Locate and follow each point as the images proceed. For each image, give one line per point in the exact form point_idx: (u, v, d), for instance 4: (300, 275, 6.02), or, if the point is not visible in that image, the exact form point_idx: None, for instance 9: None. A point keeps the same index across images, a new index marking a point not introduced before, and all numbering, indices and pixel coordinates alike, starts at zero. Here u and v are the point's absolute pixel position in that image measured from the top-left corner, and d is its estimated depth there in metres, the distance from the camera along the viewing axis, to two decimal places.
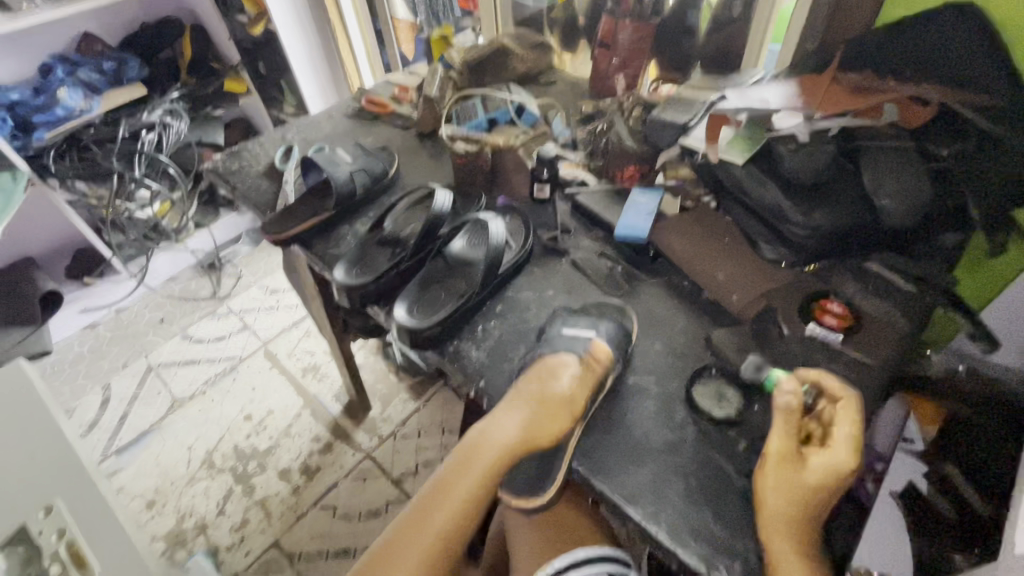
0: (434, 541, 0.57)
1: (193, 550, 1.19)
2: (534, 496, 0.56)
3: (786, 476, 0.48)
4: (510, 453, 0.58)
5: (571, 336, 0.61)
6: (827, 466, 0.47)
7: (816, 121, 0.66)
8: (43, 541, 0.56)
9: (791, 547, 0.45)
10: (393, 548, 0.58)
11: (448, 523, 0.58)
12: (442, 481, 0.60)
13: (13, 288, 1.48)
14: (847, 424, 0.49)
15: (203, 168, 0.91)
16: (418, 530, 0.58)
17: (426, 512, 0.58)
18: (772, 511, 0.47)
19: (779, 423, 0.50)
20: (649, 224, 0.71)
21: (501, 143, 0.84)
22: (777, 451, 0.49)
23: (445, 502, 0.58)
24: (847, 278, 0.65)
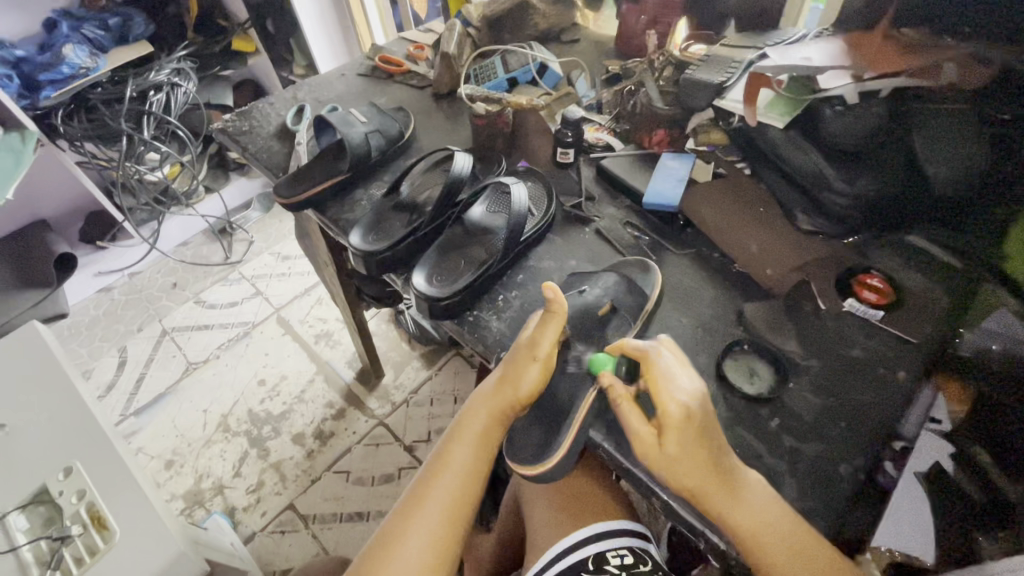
0: (437, 526, 0.50)
1: (211, 510, 1.21)
2: (540, 459, 0.51)
3: (662, 460, 0.44)
4: (500, 413, 0.53)
5: (583, 308, 0.59)
6: (675, 426, 0.44)
7: (865, 84, 0.59)
8: (64, 501, 0.59)
9: (725, 500, 0.43)
10: (389, 546, 0.50)
11: (448, 503, 0.51)
12: (435, 459, 0.54)
13: (28, 251, 1.47)
14: (662, 381, 0.47)
15: (212, 128, 0.88)
16: (415, 516, 0.51)
17: (422, 494, 0.52)
18: (685, 488, 0.44)
19: (624, 409, 0.47)
20: (679, 190, 0.68)
21: (524, 101, 0.77)
22: (637, 442, 0.45)
23: (442, 480, 0.52)
24: (892, 252, 0.61)
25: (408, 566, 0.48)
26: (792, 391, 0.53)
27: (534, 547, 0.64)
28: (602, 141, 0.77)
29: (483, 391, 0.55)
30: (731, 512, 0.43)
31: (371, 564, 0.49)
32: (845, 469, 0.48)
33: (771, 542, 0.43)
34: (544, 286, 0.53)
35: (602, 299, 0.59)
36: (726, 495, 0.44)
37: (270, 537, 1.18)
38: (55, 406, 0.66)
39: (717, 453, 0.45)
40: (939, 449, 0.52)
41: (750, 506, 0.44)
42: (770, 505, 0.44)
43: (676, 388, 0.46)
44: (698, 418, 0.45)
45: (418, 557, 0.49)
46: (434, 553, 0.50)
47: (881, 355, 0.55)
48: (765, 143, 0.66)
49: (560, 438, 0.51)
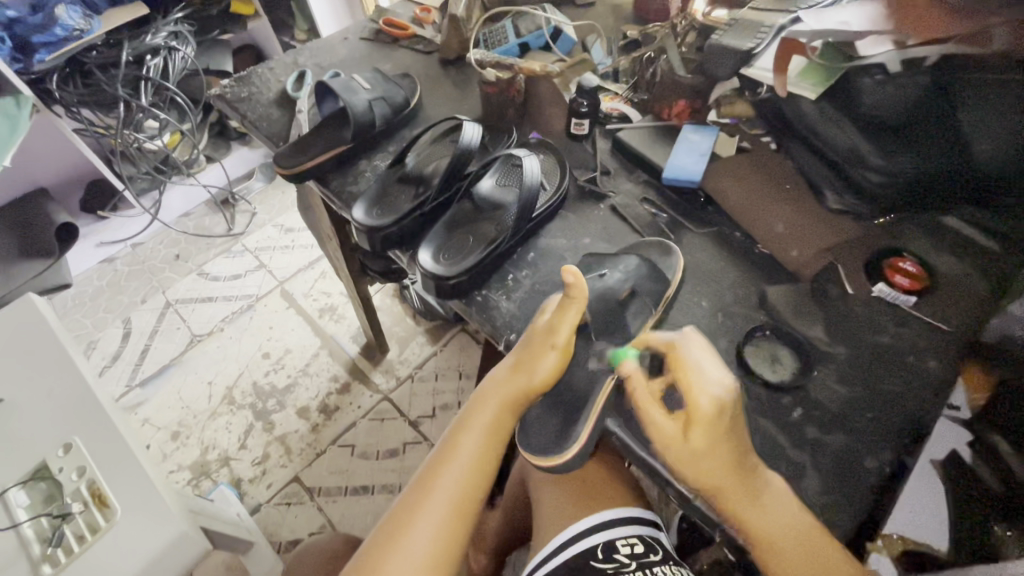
0: (447, 514, 0.49)
1: (217, 481, 1.22)
2: (556, 449, 0.50)
3: (684, 452, 0.43)
4: (513, 401, 0.52)
5: (603, 292, 0.56)
6: (703, 421, 0.43)
7: (907, 51, 0.55)
8: (64, 478, 0.58)
9: (742, 502, 0.42)
10: (396, 533, 0.48)
11: (458, 491, 0.50)
12: (446, 445, 0.53)
13: (27, 219, 1.45)
14: (691, 373, 0.45)
15: (210, 94, 0.84)
16: (424, 504, 0.49)
17: (431, 482, 0.51)
18: (704, 485, 0.43)
19: (645, 403, 0.46)
20: (701, 166, 0.64)
21: (537, 68, 0.71)
22: (659, 437, 0.44)
23: (452, 467, 0.51)
24: (921, 233, 0.59)
25: (417, 554, 0.47)
26: (816, 380, 0.51)
27: (541, 532, 0.62)
28: (618, 112, 0.73)
29: (496, 378, 0.54)
30: (750, 514, 0.42)
31: (377, 552, 0.48)
32: (871, 462, 0.46)
33: (789, 550, 0.41)
34: (564, 270, 0.50)
35: (622, 285, 0.57)
36: (745, 497, 0.42)
37: (275, 509, 1.19)
38: (53, 381, 0.64)
39: (742, 450, 0.43)
40: (954, 435, 0.47)
41: (771, 511, 0.42)
42: (793, 511, 0.42)
43: (705, 381, 0.45)
44: (727, 414, 0.43)
45: (427, 546, 0.48)
46: (443, 543, 0.48)
47: (911, 343, 0.52)
48: (795, 116, 0.62)
49: (577, 428, 0.50)
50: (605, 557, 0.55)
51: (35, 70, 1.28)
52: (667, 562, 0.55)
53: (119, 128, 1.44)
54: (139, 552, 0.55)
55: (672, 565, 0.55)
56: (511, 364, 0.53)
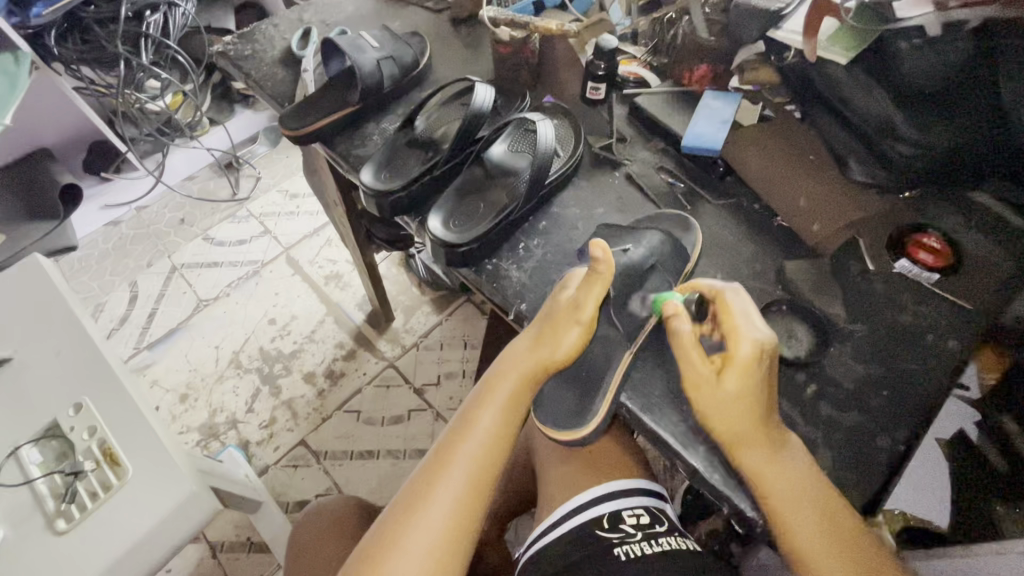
0: (464, 487, 0.49)
1: (226, 443, 1.24)
2: (575, 425, 0.51)
3: (714, 394, 0.44)
4: (532, 375, 0.52)
5: (626, 270, 0.54)
6: (742, 365, 0.43)
7: (950, 13, 0.53)
8: (75, 437, 0.59)
9: (763, 457, 0.43)
10: (414, 506, 0.49)
11: (476, 465, 0.50)
12: (463, 420, 0.52)
13: (30, 180, 1.43)
14: (737, 314, 0.45)
15: (213, 52, 0.81)
16: (441, 478, 0.50)
17: (447, 456, 0.51)
18: (728, 433, 0.44)
19: (685, 343, 0.46)
20: (721, 134, 0.62)
21: (554, 26, 0.67)
22: (691, 373, 0.45)
23: (470, 442, 0.51)
24: (953, 208, 0.56)
25: (434, 527, 0.48)
26: (833, 356, 0.50)
27: (547, 498, 0.63)
28: (636, 76, 0.70)
29: (515, 351, 0.53)
30: (768, 471, 0.43)
31: (395, 524, 0.48)
32: (884, 441, 0.46)
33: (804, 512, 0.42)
34: (593, 243, 0.49)
35: (646, 261, 0.55)
36: (767, 452, 0.43)
37: (283, 471, 1.21)
38: (61, 342, 0.64)
39: (769, 403, 0.44)
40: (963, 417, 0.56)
41: (788, 473, 0.43)
42: (806, 478, 0.43)
43: (751, 328, 0.45)
44: (765, 363, 0.44)
45: (444, 518, 0.48)
46: (461, 516, 0.49)
47: (931, 323, 0.51)
48: (824, 83, 0.59)
49: (597, 405, 0.50)
50: (609, 526, 0.56)
51: (31, 25, 1.23)
52: (671, 532, 0.56)
53: (120, 87, 1.39)
54: (151, 511, 0.56)
55: (677, 536, 0.55)
56: (532, 339, 0.52)
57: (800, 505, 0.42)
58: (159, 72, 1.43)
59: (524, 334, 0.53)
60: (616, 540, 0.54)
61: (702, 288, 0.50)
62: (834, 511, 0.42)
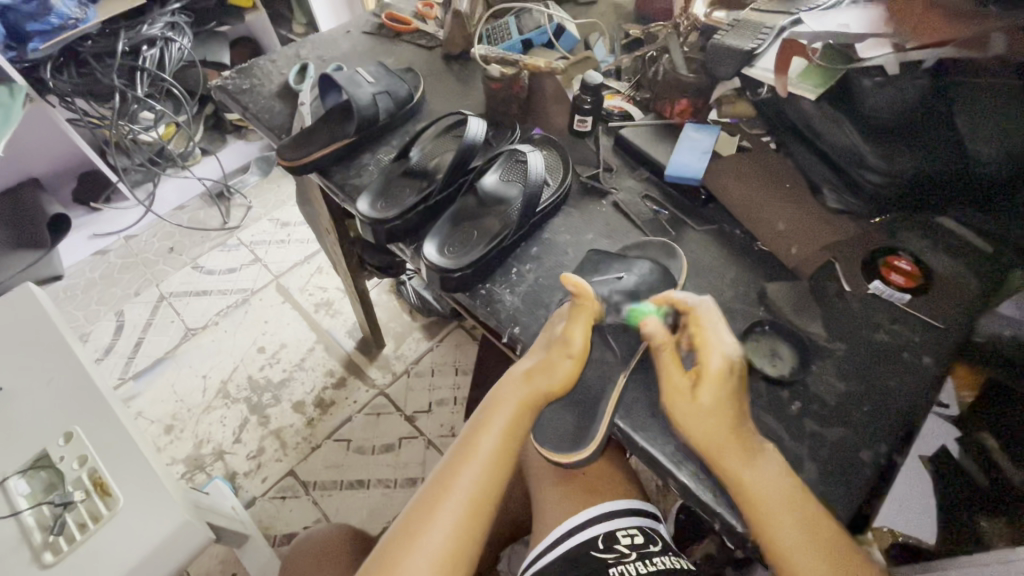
0: (463, 511, 0.50)
1: (212, 475, 1.22)
2: (573, 447, 0.52)
3: (691, 404, 0.46)
4: (531, 402, 0.53)
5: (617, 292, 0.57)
6: (714, 379, 0.46)
7: (907, 54, 0.56)
8: (65, 466, 0.58)
9: (738, 459, 0.44)
10: (415, 529, 0.49)
11: (475, 489, 0.51)
12: (463, 446, 0.53)
13: (18, 211, 1.43)
14: (710, 331, 0.50)
15: (211, 87, 0.84)
16: (441, 500, 0.50)
17: (448, 480, 0.51)
18: (700, 440, 0.45)
19: (665, 356, 0.49)
20: (703, 163, 0.65)
21: (541, 64, 0.72)
22: (670, 385, 0.48)
23: (469, 466, 0.51)
24: (918, 233, 0.59)
25: (433, 549, 0.48)
26: (814, 373, 0.52)
27: (541, 523, 0.63)
28: (621, 110, 0.74)
29: (514, 378, 0.55)
30: (743, 471, 0.44)
31: (395, 549, 0.49)
32: (866, 455, 0.48)
33: (779, 509, 0.43)
34: (566, 279, 0.53)
35: (637, 286, 0.57)
36: (742, 457, 0.44)
37: (271, 502, 1.19)
38: (53, 370, 0.64)
39: (736, 413, 0.46)
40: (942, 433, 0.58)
41: (761, 471, 0.44)
42: (781, 476, 0.44)
43: (721, 344, 0.49)
44: (736, 375, 0.48)
45: (443, 540, 0.48)
46: (459, 538, 0.49)
47: (906, 340, 0.54)
48: (797, 116, 0.63)
49: (595, 428, 0.51)
50: (604, 547, 0.56)
51: (28, 59, 1.25)
52: (665, 552, 0.56)
53: (114, 119, 1.41)
54: (142, 540, 0.55)
55: (671, 555, 0.56)
56: (530, 367, 0.54)
57: (776, 501, 0.43)
58: (154, 104, 1.46)
59: (521, 361, 0.55)
60: (611, 561, 0.55)
61: (676, 300, 0.53)
62: (809, 512, 0.43)
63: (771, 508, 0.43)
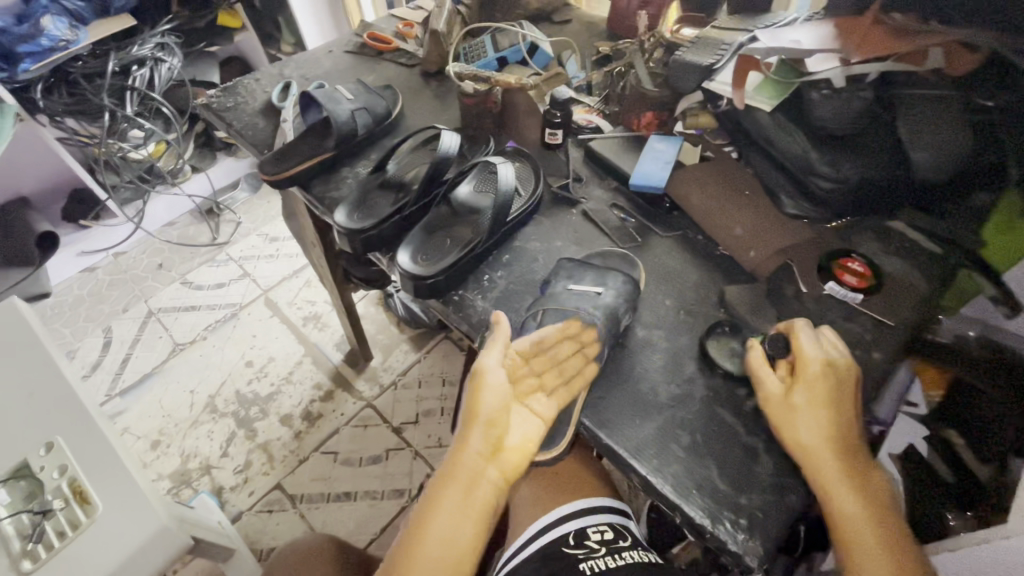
0: (445, 540, 0.48)
1: (198, 489, 1.22)
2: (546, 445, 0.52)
3: (788, 410, 0.48)
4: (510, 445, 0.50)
5: (606, 311, 0.56)
6: (809, 381, 0.48)
7: (852, 68, 0.59)
8: (46, 476, 0.59)
9: (840, 477, 0.45)
10: (400, 574, 0.47)
11: (455, 519, 0.48)
12: (439, 483, 0.50)
13: (7, 229, 1.44)
14: (806, 342, 0.51)
15: (196, 105, 0.86)
16: (421, 535, 0.48)
17: (423, 539, 0.48)
18: (808, 447, 0.46)
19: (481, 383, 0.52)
20: (666, 172, 0.68)
21: (512, 80, 0.75)
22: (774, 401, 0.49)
23: (446, 500, 0.49)
24: (873, 237, 0.63)
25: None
26: None
27: (516, 524, 0.65)
28: (591, 123, 0.78)
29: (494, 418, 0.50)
30: (838, 484, 0.45)
31: None
32: None
33: (865, 529, 0.44)
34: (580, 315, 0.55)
35: (619, 303, 0.57)
36: (841, 472, 0.45)
37: (257, 516, 1.19)
38: (35, 382, 0.65)
39: (850, 433, 0.47)
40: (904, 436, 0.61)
41: (855, 493, 0.45)
42: (874, 499, 0.45)
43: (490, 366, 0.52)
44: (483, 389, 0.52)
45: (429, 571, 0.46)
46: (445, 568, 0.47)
47: (859, 338, 0.56)
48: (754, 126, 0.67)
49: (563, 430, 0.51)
50: (575, 543, 0.58)
51: (18, 79, 1.28)
52: (635, 547, 0.58)
53: (103, 137, 1.43)
54: (122, 547, 0.56)
55: (640, 550, 0.58)
56: (490, 385, 0.51)
57: (862, 520, 0.44)
58: (143, 122, 1.48)
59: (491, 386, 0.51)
60: (582, 556, 0.56)
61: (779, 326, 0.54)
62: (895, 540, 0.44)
63: (853, 527, 0.44)
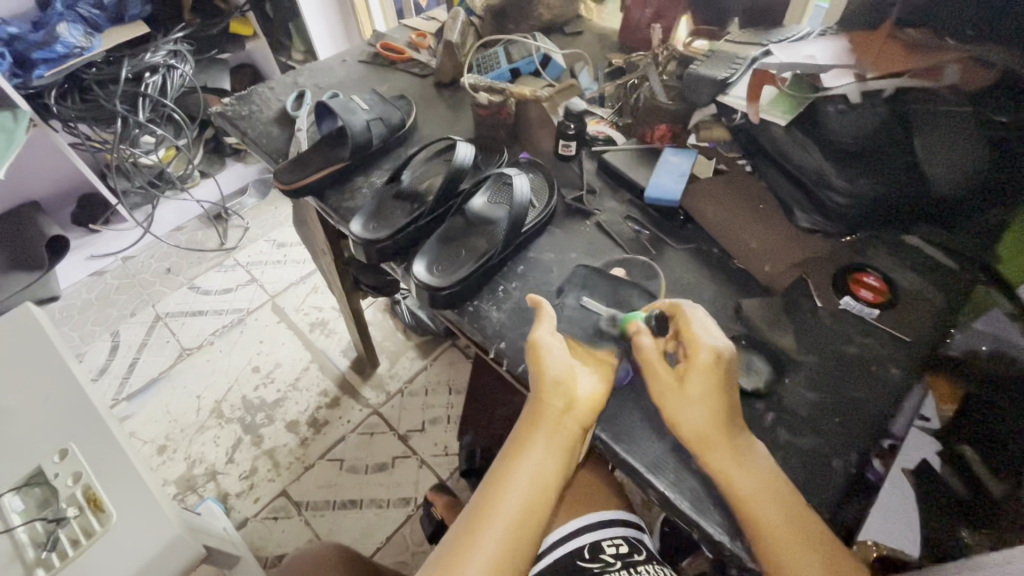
0: (533, 488, 0.48)
1: (204, 495, 1.21)
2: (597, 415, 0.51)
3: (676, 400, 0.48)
4: (571, 406, 0.50)
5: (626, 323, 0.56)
6: (701, 370, 0.47)
7: (867, 84, 0.60)
8: (60, 482, 0.59)
9: (727, 461, 0.46)
10: (472, 533, 0.46)
11: (540, 470, 0.48)
12: (518, 437, 0.50)
13: (18, 233, 1.45)
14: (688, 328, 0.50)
15: (211, 113, 0.87)
16: (506, 483, 0.48)
17: (493, 495, 0.48)
18: (694, 436, 0.47)
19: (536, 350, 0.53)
20: (680, 185, 0.68)
21: (527, 92, 0.75)
22: (658, 383, 0.49)
23: (530, 451, 0.49)
24: (886, 251, 0.62)
25: (507, 528, 0.46)
26: (789, 386, 0.54)
27: None
28: (604, 135, 0.78)
29: (553, 379, 0.50)
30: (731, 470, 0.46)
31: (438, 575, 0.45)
32: (837, 464, 0.50)
33: (769, 506, 0.44)
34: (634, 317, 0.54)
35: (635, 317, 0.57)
36: (731, 456, 0.46)
37: (262, 523, 1.19)
38: (50, 388, 0.65)
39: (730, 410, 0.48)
40: (925, 445, 0.50)
41: (754, 476, 0.45)
42: (770, 474, 0.46)
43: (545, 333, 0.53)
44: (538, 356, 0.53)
45: (516, 513, 0.47)
46: (533, 512, 0.47)
47: (876, 353, 0.56)
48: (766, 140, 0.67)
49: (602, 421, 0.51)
50: (590, 557, 0.58)
51: (33, 85, 1.29)
52: (650, 560, 0.58)
53: (115, 143, 1.44)
54: (136, 554, 0.56)
55: (655, 565, 0.58)
56: (551, 347, 0.52)
57: (762, 499, 0.44)
58: (155, 128, 1.49)
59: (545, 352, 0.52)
60: (597, 569, 0.56)
61: (662, 305, 0.54)
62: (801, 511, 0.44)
63: (759, 507, 0.44)
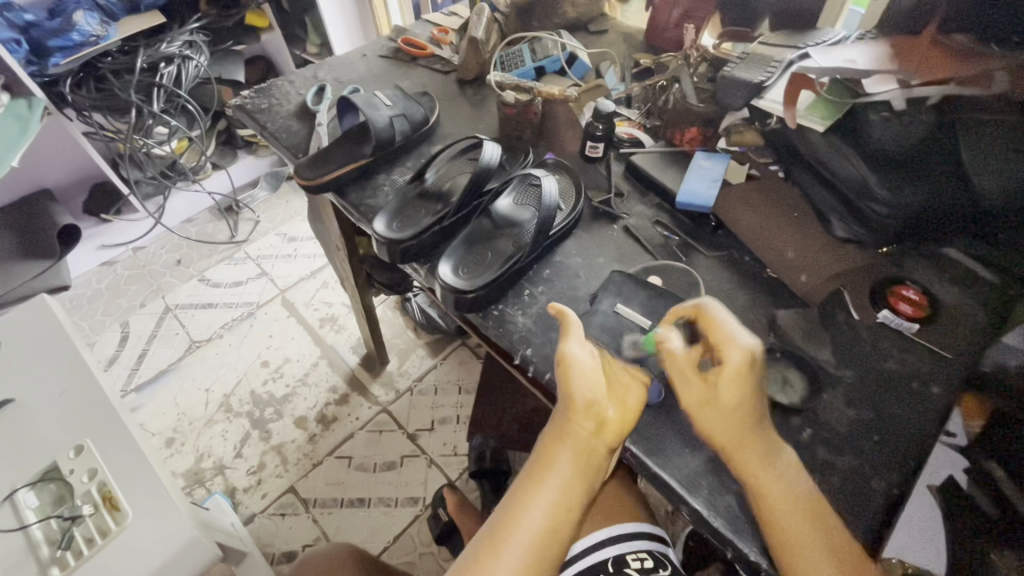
0: (557, 505, 0.46)
1: (211, 490, 1.21)
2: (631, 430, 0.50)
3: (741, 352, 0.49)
4: (600, 424, 0.48)
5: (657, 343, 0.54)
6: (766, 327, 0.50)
7: (912, 90, 0.59)
8: (75, 480, 0.58)
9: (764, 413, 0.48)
10: (495, 548, 0.45)
11: (566, 486, 0.47)
12: (543, 451, 0.49)
13: (29, 221, 1.44)
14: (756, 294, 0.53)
15: (231, 105, 0.86)
16: (532, 497, 0.47)
17: (517, 510, 0.47)
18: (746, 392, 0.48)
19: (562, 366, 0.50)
20: (713, 191, 0.67)
21: (556, 91, 0.74)
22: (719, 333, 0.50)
23: (557, 466, 0.48)
24: (922, 262, 0.61)
25: (532, 542, 0.45)
26: (825, 403, 0.53)
27: None
28: (631, 137, 0.77)
29: (584, 395, 0.49)
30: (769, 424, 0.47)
31: None
32: (878, 485, 0.49)
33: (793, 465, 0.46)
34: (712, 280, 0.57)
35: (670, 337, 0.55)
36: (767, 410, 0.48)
37: (269, 519, 1.18)
38: (66, 382, 0.64)
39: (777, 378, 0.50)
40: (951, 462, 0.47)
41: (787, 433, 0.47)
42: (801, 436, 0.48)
43: (574, 349, 0.51)
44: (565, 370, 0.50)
45: (540, 529, 0.45)
46: (556, 529, 0.46)
47: (915, 369, 0.55)
48: (804, 148, 0.65)
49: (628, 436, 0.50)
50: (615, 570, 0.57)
51: (48, 73, 1.28)
52: None
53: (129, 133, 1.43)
54: (150, 556, 0.55)
55: None
56: (579, 364, 0.50)
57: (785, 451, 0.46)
58: (169, 119, 1.48)
59: (575, 367, 0.49)
60: None
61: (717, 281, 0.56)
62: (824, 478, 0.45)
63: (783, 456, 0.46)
